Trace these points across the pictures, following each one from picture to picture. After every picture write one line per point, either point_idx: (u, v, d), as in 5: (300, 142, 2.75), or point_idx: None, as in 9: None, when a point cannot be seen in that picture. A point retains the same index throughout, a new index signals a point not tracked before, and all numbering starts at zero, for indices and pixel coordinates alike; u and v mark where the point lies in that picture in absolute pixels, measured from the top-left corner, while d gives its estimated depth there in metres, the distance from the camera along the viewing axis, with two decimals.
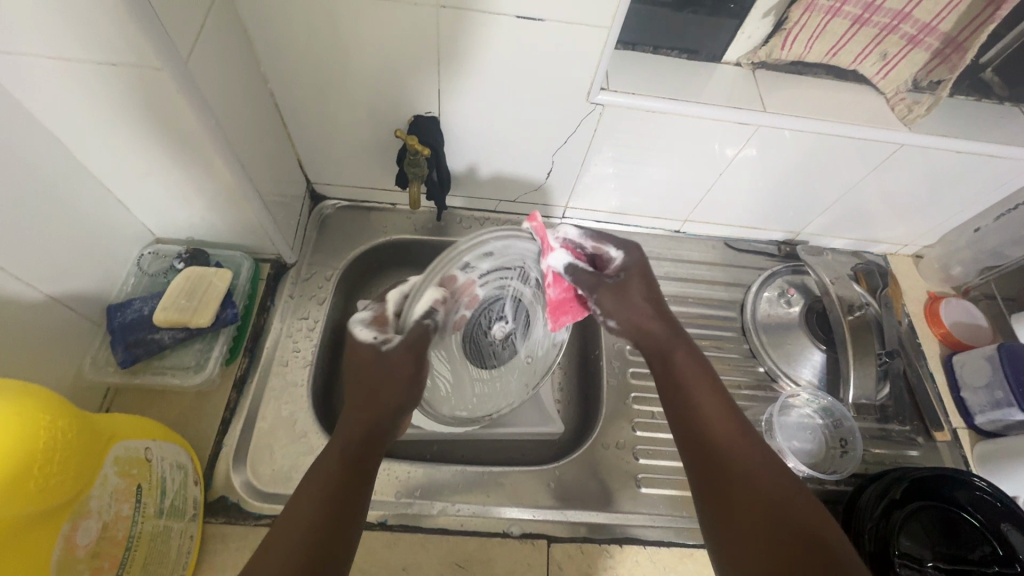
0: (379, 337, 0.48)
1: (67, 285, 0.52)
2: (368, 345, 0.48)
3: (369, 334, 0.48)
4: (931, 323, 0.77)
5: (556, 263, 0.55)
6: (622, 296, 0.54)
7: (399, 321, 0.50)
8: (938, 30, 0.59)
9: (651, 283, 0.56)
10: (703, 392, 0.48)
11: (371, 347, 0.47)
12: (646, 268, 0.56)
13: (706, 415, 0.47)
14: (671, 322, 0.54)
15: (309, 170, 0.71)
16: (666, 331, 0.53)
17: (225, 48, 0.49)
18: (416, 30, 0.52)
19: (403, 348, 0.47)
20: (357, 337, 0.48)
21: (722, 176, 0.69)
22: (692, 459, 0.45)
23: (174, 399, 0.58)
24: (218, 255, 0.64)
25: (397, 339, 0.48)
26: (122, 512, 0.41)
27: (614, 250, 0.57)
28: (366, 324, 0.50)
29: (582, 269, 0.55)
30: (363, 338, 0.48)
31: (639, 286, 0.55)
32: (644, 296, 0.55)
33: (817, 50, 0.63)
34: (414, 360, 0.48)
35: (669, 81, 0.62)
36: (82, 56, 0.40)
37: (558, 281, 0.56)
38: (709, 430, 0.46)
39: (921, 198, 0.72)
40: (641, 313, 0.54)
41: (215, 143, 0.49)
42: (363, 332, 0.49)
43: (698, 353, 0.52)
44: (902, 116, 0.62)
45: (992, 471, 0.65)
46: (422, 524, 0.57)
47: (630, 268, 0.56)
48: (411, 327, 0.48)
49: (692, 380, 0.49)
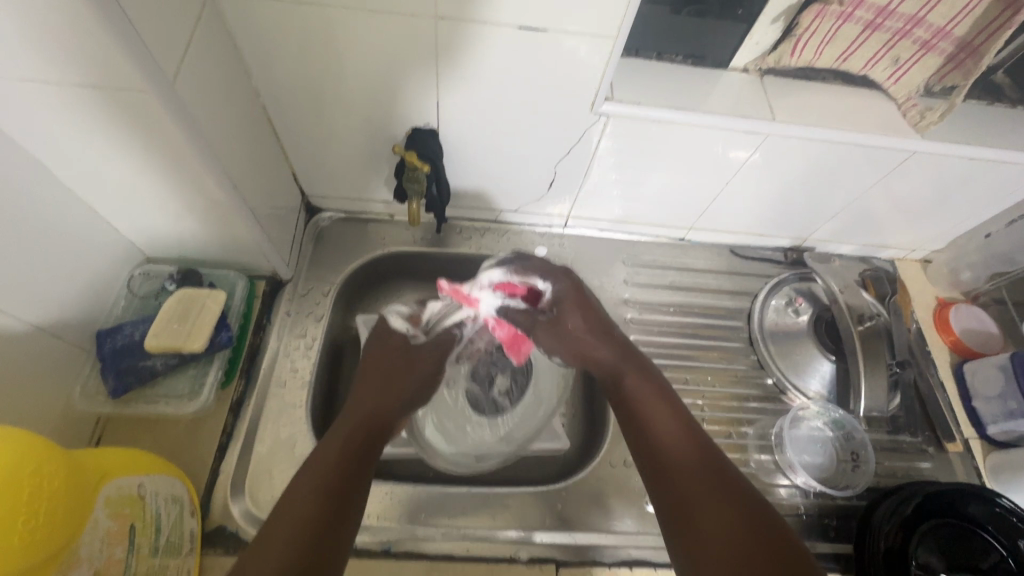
0: (410, 330, 0.62)
1: (55, 313, 0.50)
2: (401, 334, 0.62)
3: (403, 326, 0.62)
4: (941, 330, 0.76)
5: (487, 308, 0.62)
6: (557, 329, 0.60)
7: (428, 325, 0.63)
8: (952, 35, 0.57)
9: (598, 309, 0.60)
10: (659, 408, 0.50)
11: (402, 336, 0.61)
12: (581, 289, 0.61)
13: (659, 432, 0.49)
14: (619, 346, 0.57)
15: (304, 183, 0.69)
16: (616, 356, 0.56)
17: (214, 63, 0.47)
18: (414, 41, 0.50)
19: (430, 348, 0.61)
20: (392, 326, 0.62)
21: (728, 184, 0.68)
22: (653, 478, 0.47)
23: (169, 426, 0.56)
24: (212, 275, 0.62)
25: (424, 337, 0.62)
26: (115, 556, 0.40)
27: (539, 282, 0.61)
28: (401, 318, 0.63)
29: (512, 305, 0.62)
30: (397, 327, 0.62)
31: (576, 316, 0.59)
32: (588, 322, 0.59)
33: (827, 56, 0.61)
34: (437, 362, 0.61)
35: (675, 88, 0.60)
36: (62, 79, 0.38)
37: (499, 323, 0.62)
38: (663, 447, 0.47)
39: (931, 204, 0.70)
40: (585, 340, 0.58)
41: (206, 163, 0.47)
42: (398, 322, 0.62)
43: (649, 371, 0.54)
44: (914, 122, 0.61)
45: (1005, 483, 0.64)
46: (426, 551, 0.55)
47: (565, 294, 0.60)
48: (439, 332, 0.62)
49: (648, 398, 0.51)
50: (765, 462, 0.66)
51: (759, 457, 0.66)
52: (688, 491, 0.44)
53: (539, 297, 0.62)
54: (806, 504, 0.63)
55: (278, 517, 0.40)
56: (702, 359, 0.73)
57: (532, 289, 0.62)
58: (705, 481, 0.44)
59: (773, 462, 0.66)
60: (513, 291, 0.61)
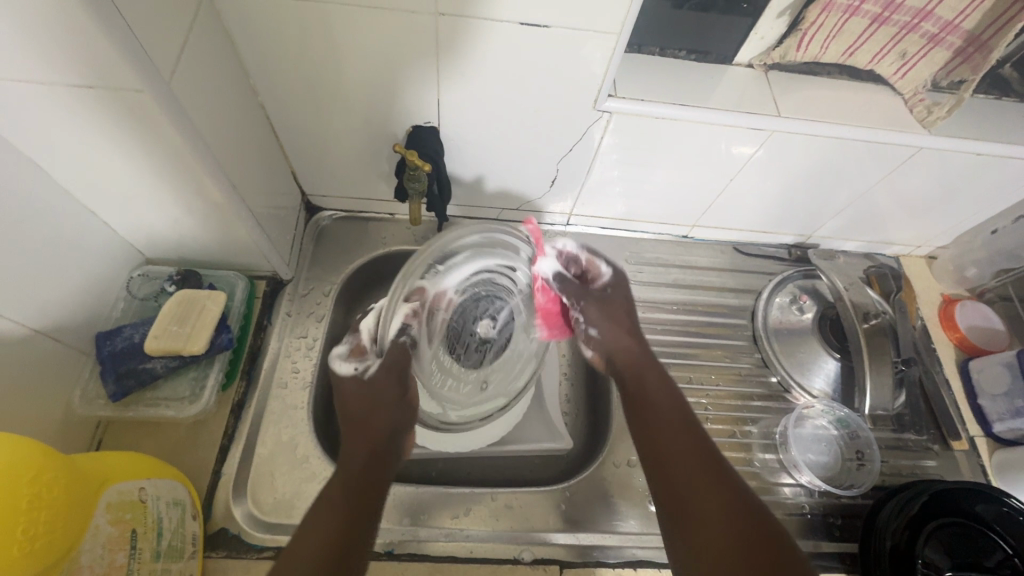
0: (359, 367, 0.51)
1: (54, 317, 0.49)
2: (351, 377, 0.51)
3: (350, 367, 0.52)
4: (946, 327, 0.75)
5: (545, 269, 0.59)
6: (607, 308, 0.59)
7: (378, 346, 0.52)
8: (961, 29, 0.56)
9: (625, 310, 0.59)
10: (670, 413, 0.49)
11: (352, 378, 0.50)
12: (630, 295, 0.61)
13: (666, 436, 0.48)
14: (643, 344, 0.56)
15: (303, 182, 0.68)
16: (638, 351, 0.56)
17: (210, 60, 0.46)
18: (414, 38, 0.49)
19: (382, 371, 0.50)
20: (340, 373, 0.52)
21: (733, 180, 0.67)
22: (651, 470, 0.47)
23: (171, 428, 0.56)
24: (212, 276, 0.62)
25: (375, 364, 0.51)
26: (116, 562, 0.39)
27: (603, 266, 0.62)
28: (345, 358, 0.53)
29: (569, 279, 0.60)
30: (344, 373, 0.52)
31: (620, 307, 0.59)
32: (626, 317, 0.59)
33: (833, 50, 0.60)
34: (397, 381, 0.50)
35: (679, 84, 0.59)
36: (56, 80, 0.37)
37: (544, 288, 0.59)
38: (671, 449, 0.46)
39: (936, 200, 0.69)
40: (619, 329, 0.57)
41: (202, 164, 0.47)
42: (343, 366, 0.52)
43: (665, 376, 0.53)
44: (921, 118, 0.60)
45: (1011, 481, 0.64)
46: (429, 552, 0.55)
47: (614, 288, 0.61)
48: (389, 349, 0.51)
49: (659, 401, 0.50)
50: (770, 461, 0.66)
51: (763, 456, 0.66)
52: (691, 489, 0.43)
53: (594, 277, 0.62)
54: (811, 503, 0.63)
55: (297, 544, 0.39)
56: (705, 357, 0.72)
57: (588, 271, 0.62)
58: (716, 486, 0.43)
59: (777, 460, 0.65)
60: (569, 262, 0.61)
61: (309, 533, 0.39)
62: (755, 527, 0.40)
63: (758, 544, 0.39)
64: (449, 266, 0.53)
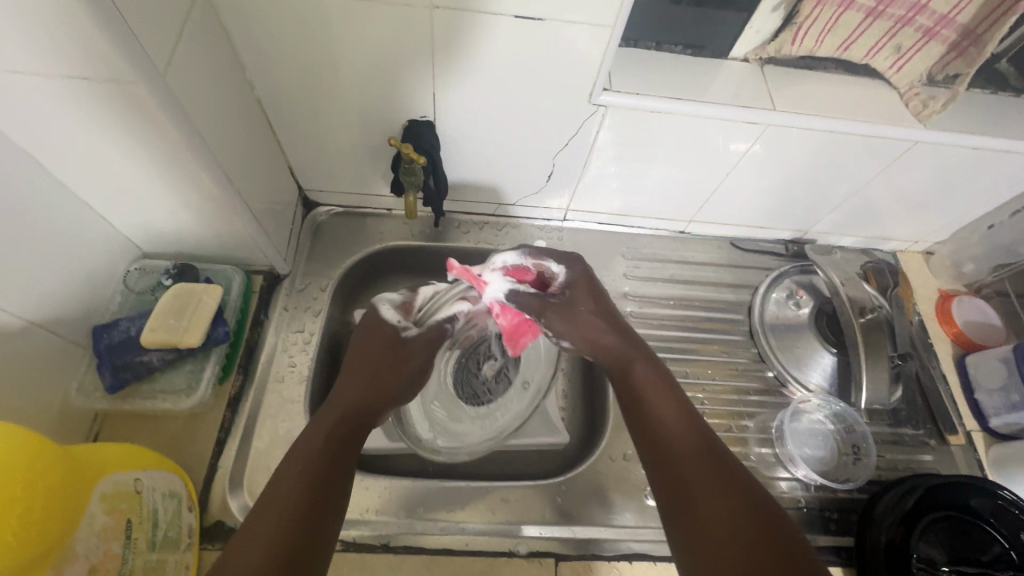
0: (399, 322, 0.57)
1: (50, 309, 0.50)
2: (391, 325, 0.57)
3: (393, 316, 0.58)
4: (943, 323, 0.75)
5: (494, 293, 0.59)
6: (569, 313, 0.56)
7: (420, 316, 0.59)
8: (956, 22, 0.56)
9: (609, 303, 0.57)
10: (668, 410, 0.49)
11: (392, 328, 0.56)
12: (592, 279, 0.58)
13: (667, 432, 0.47)
14: (629, 336, 0.55)
15: (301, 177, 0.69)
16: (623, 345, 0.54)
17: (205, 54, 0.46)
18: (408, 31, 0.50)
19: (422, 341, 0.57)
20: (383, 316, 0.57)
21: (729, 175, 0.67)
22: (654, 470, 0.46)
23: (167, 421, 0.56)
24: (209, 270, 0.62)
25: (414, 330, 0.58)
26: (111, 551, 0.39)
27: (552, 266, 0.58)
28: (392, 307, 0.59)
29: (524, 293, 0.58)
30: (388, 319, 0.57)
31: (587, 301, 0.57)
32: (599, 307, 0.57)
33: (828, 44, 0.60)
34: (429, 355, 0.58)
35: (674, 78, 0.59)
36: (52, 71, 0.37)
37: (502, 310, 0.60)
38: (673, 447, 0.46)
39: (932, 195, 0.69)
40: (593, 325, 0.56)
41: (198, 156, 0.47)
42: (389, 312, 0.58)
43: (658, 372, 0.52)
44: (917, 111, 0.60)
45: (1007, 475, 0.64)
46: (425, 545, 0.55)
47: (574, 286, 0.58)
48: (428, 326, 0.59)
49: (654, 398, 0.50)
50: (766, 455, 0.66)
51: (759, 450, 0.66)
52: (694, 486, 0.43)
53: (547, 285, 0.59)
54: (807, 497, 0.63)
55: (268, 501, 0.39)
56: (701, 352, 0.72)
57: (543, 275, 0.59)
58: (717, 484, 0.42)
59: (773, 454, 0.66)
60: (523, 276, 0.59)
61: (278, 494, 0.39)
62: (758, 524, 0.40)
63: (763, 537, 0.39)
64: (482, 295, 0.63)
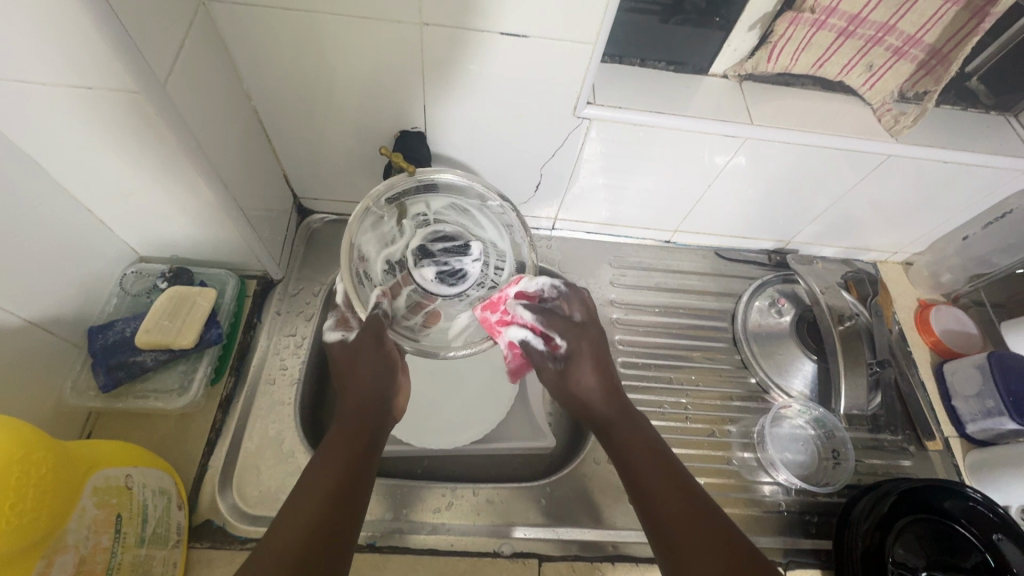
0: (344, 334, 0.58)
1: (47, 310, 0.51)
2: (338, 342, 0.58)
3: (337, 334, 0.58)
4: (922, 331, 0.77)
5: (515, 335, 0.57)
6: (567, 380, 0.57)
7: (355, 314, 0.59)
8: (923, 42, 0.59)
9: (608, 365, 0.57)
10: (647, 461, 0.50)
11: (338, 342, 0.57)
12: (598, 347, 0.58)
13: (642, 465, 0.50)
14: (609, 387, 0.56)
15: (296, 186, 0.71)
16: (614, 401, 0.55)
17: (204, 66, 0.48)
18: (399, 45, 0.52)
19: (361, 336, 0.55)
20: (331, 344, 0.58)
21: (711, 187, 0.69)
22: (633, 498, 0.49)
23: (159, 422, 0.57)
24: (203, 274, 0.64)
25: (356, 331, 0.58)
26: (100, 544, 0.40)
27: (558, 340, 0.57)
28: (333, 328, 0.59)
29: (535, 352, 0.58)
30: (335, 338, 0.58)
31: (587, 373, 0.56)
32: (597, 379, 0.56)
33: (803, 62, 0.63)
34: (376, 344, 0.55)
35: (656, 93, 0.61)
36: (56, 80, 0.39)
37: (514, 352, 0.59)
38: (646, 474, 0.49)
39: (909, 207, 0.72)
40: (587, 390, 0.56)
41: (195, 163, 0.48)
42: (332, 335, 0.59)
43: (637, 418, 0.54)
44: (890, 126, 0.62)
45: (983, 480, 0.65)
46: (411, 545, 0.56)
47: (578, 347, 0.57)
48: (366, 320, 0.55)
49: (635, 451, 0.51)
50: (747, 459, 0.67)
51: (741, 455, 0.67)
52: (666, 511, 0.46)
53: (554, 347, 0.58)
54: (788, 500, 0.64)
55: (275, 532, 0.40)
56: (686, 358, 0.74)
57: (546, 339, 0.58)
58: (688, 514, 0.45)
59: (755, 459, 0.67)
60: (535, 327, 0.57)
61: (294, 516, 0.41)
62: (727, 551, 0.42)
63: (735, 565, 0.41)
64: (372, 274, 0.60)
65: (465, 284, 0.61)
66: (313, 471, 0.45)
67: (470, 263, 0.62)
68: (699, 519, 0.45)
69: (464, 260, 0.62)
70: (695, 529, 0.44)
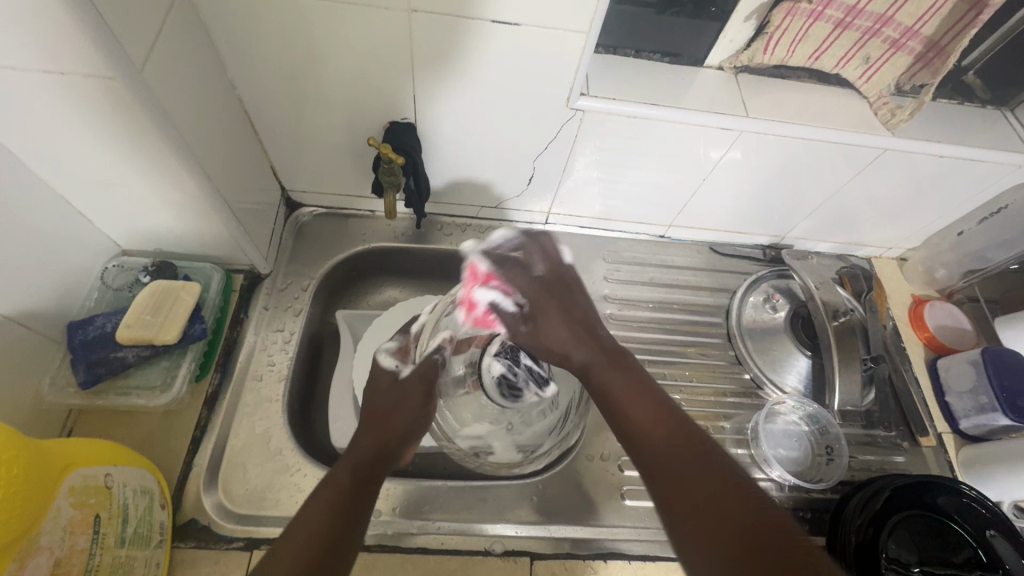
0: (398, 365, 0.58)
1: (24, 304, 0.49)
2: (389, 371, 0.58)
3: (390, 362, 0.58)
4: (916, 327, 0.77)
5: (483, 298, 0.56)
6: (538, 339, 0.54)
7: (417, 354, 0.59)
8: (921, 34, 0.58)
9: (580, 308, 0.54)
10: (649, 416, 0.46)
11: (389, 374, 0.57)
12: (563, 295, 0.55)
13: (650, 430, 0.45)
14: (598, 338, 0.52)
15: (284, 178, 0.69)
16: (604, 350, 0.51)
17: (185, 53, 0.47)
18: (388, 33, 0.50)
19: (414, 376, 0.57)
20: (381, 366, 0.58)
21: (706, 180, 0.68)
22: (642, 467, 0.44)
23: (142, 419, 0.56)
24: (188, 268, 0.62)
25: (409, 369, 0.57)
26: (77, 545, 0.39)
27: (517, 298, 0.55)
28: (390, 352, 0.60)
29: (501, 313, 0.56)
30: (386, 365, 0.58)
31: (557, 325, 0.53)
32: (569, 329, 0.53)
33: (799, 54, 0.62)
34: (424, 390, 0.56)
35: (651, 84, 0.60)
36: (27, 66, 0.38)
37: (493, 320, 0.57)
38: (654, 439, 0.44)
39: (904, 202, 0.71)
40: (566, 342, 0.52)
41: (177, 154, 0.47)
42: (386, 360, 0.59)
43: (624, 360, 0.51)
44: (886, 120, 0.61)
45: (976, 476, 0.65)
46: (402, 543, 0.55)
47: (546, 297, 0.55)
48: (423, 361, 0.59)
49: (621, 392, 0.48)
50: (741, 456, 0.66)
51: (735, 451, 0.67)
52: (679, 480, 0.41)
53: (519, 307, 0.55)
54: (781, 497, 0.64)
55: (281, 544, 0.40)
56: (679, 353, 0.73)
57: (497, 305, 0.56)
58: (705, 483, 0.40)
59: (749, 456, 0.66)
60: (490, 278, 0.56)
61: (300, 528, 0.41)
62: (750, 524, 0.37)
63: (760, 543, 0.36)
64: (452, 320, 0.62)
65: (512, 403, 0.61)
66: (329, 480, 0.45)
67: (530, 395, 0.61)
68: (690, 450, 0.43)
69: (531, 387, 0.61)
70: (686, 461, 0.42)
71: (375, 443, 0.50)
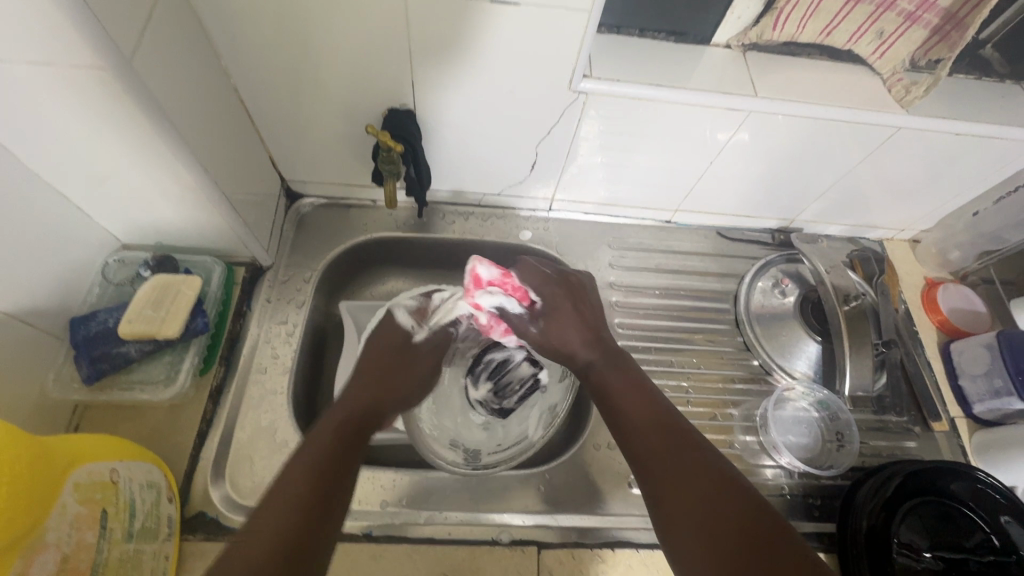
0: (414, 326, 0.58)
1: (25, 301, 0.49)
2: (404, 329, 0.58)
3: (408, 321, 0.59)
4: (929, 310, 0.75)
5: (486, 301, 0.58)
6: (552, 329, 0.57)
7: (434, 319, 0.60)
8: (937, 6, 0.55)
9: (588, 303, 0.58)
10: (638, 407, 0.48)
11: (406, 332, 0.57)
12: (578, 288, 0.59)
13: (639, 425, 0.46)
14: (597, 339, 0.55)
15: (283, 168, 0.68)
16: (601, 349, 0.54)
17: (176, 42, 0.46)
18: (384, 16, 0.49)
19: (428, 347, 0.58)
20: (396, 321, 0.58)
21: (714, 162, 0.66)
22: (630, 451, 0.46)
23: (147, 414, 0.56)
24: (188, 261, 0.62)
25: (424, 333, 0.59)
26: (85, 541, 0.40)
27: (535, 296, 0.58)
28: (409, 311, 0.60)
29: (509, 312, 0.58)
30: (402, 322, 0.58)
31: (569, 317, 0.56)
32: (580, 326, 0.56)
33: (810, 29, 0.60)
34: (432, 362, 0.58)
35: (656, 65, 0.58)
36: (11, 57, 0.37)
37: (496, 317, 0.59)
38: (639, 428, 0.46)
39: (917, 182, 0.69)
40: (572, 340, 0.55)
41: (170, 146, 0.46)
42: (404, 317, 0.59)
43: (625, 363, 0.53)
44: (899, 97, 0.59)
45: (991, 462, 0.64)
46: (409, 534, 0.55)
47: (559, 292, 0.58)
48: (439, 330, 0.59)
49: (619, 388, 0.50)
50: (751, 443, 0.66)
51: (744, 438, 0.66)
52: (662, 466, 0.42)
53: (530, 305, 0.58)
54: (791, 484, 0.63)
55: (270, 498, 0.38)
56: (686, 340, 0.72)
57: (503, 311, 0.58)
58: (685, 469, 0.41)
59: (758, 442, 0.66)
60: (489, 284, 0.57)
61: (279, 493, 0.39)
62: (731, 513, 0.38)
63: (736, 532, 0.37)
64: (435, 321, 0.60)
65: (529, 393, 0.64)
66: (311, 439, 0.44)
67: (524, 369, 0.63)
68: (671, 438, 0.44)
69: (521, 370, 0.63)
70: (683, 457, 0.42)
71: (364, 407, 0.49)
